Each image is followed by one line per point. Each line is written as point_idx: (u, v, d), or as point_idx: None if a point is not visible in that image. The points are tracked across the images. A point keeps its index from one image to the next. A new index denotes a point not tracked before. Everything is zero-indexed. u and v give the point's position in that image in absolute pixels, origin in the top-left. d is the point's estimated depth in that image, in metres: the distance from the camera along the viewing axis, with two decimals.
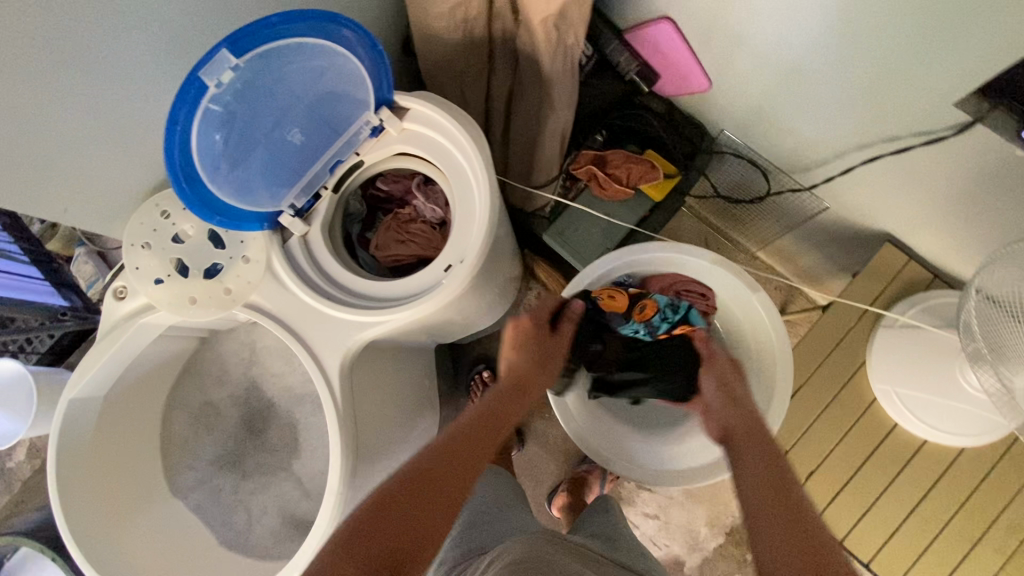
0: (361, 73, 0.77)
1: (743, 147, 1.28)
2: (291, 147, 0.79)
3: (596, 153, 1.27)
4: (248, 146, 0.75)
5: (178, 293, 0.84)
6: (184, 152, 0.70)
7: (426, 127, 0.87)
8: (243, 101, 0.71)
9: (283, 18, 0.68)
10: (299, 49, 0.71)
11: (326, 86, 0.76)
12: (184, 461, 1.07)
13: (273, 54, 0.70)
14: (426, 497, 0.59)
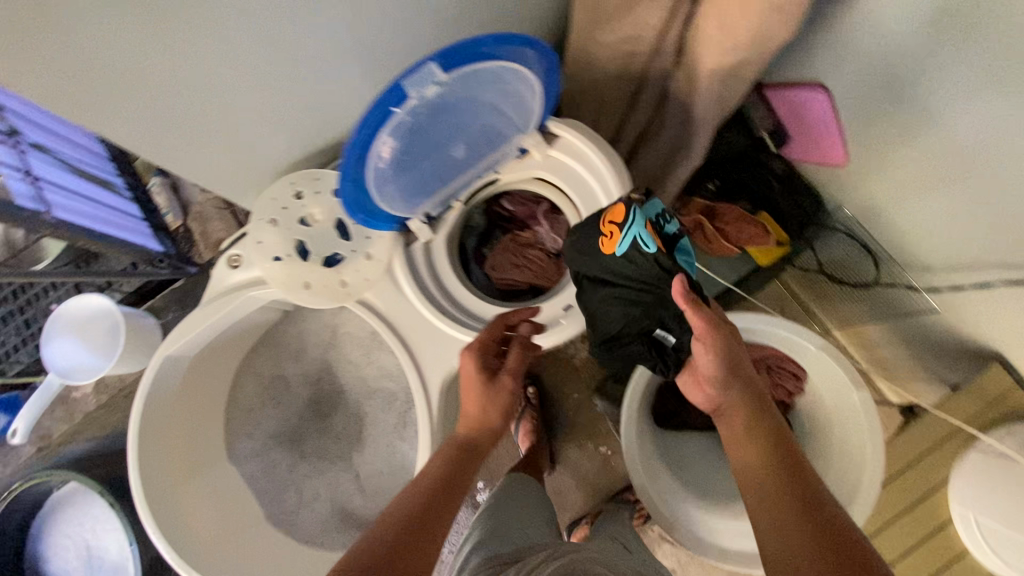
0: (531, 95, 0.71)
1: (858, 229, 1.22)
2: (449, 159, 0.73)
3: (707, 204, 1.23)
4: (415, 157, 0.68)
5: (294, 275, 0.82)
6: (360, 161, 0.63)
7: (573, 159, 0.84)
8: (429, 120, 0.63)
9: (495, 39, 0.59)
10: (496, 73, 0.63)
11: (500, 107, 0.70)
12: (245, 428, 1.06)
13: (473, 77, 0.61)
14: (424, 528, 0.60)
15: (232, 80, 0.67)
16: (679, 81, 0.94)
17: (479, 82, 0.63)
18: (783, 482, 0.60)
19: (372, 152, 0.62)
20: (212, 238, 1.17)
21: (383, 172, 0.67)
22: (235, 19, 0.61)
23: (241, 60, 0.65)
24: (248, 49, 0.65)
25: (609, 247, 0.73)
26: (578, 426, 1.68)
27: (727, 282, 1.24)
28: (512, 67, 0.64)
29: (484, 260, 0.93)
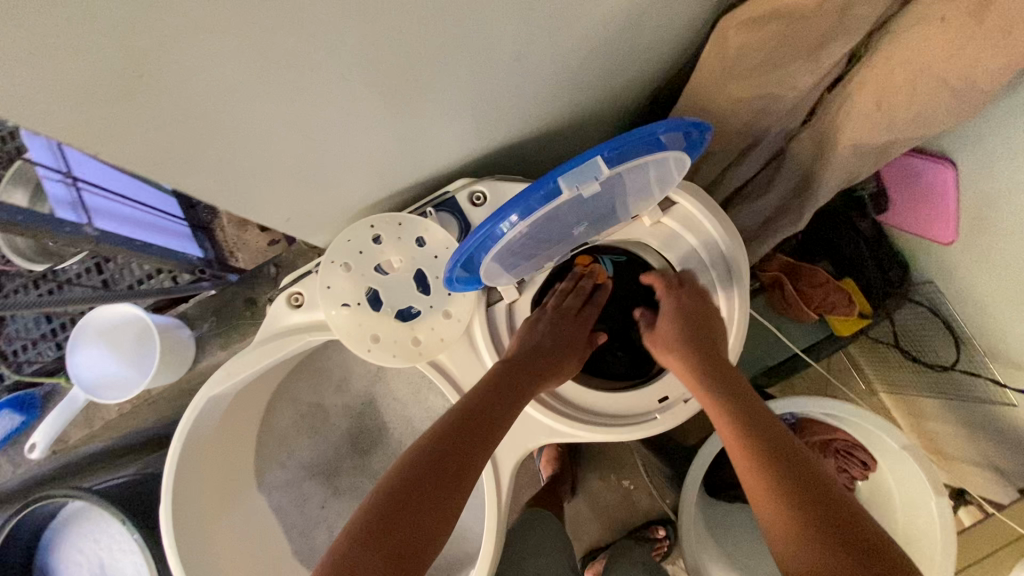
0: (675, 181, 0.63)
1: (945, 307, 1.14)
2: (566, 237, 0.65)
3: (791, 262, 1.14)
4: (539, 237, 0.61)
5: (361, 327, 0.73)
6: (481, 245, 0.58)
7: (687, 230, 0.75)
8: (569, 210, 0.57)
9: (670, 130, 0.53)
10: (656, 164, 0.57)
11: (637, 191, 0.62)
12: (277, 457, 0.99)
13: (631, 169, 0.55)
14: (443, 481, 0.60)
15: (335, 124, 0.57)
16: (803, 146, 0.85)
17: (633, 173, 0.56)
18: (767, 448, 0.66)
19: (504, 236, 0.56)
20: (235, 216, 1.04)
21: (504, 252, 0.60)
22: (359, 66, 0.50)
23: (352, 105, 0.55)
24: (363, 96, 0.55)
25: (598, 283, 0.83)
26: (602, 457, 1.63)
27: (797, 347, 1.15)
28: (674, 160, 0.57)
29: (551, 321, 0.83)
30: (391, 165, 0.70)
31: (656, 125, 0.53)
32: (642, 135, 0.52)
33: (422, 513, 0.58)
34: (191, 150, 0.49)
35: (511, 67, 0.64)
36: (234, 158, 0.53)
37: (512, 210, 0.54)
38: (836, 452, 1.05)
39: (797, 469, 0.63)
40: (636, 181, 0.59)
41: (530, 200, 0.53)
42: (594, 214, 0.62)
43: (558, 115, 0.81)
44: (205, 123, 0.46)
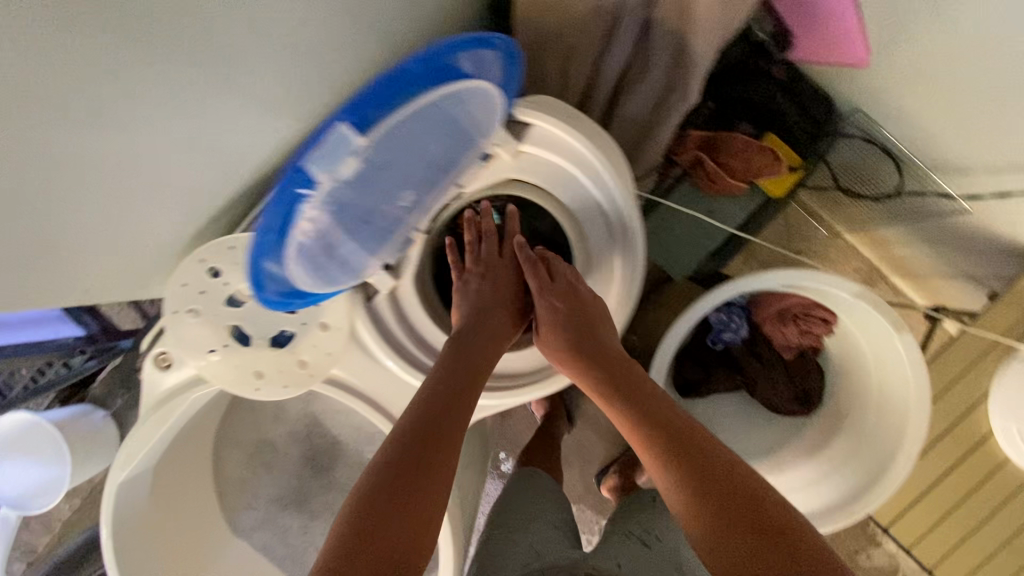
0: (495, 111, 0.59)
1: (879, 130, 1.05)
2: (401, 213, 0.63)
3: (706, 135, 1.05)
4: (352, 228, 0.57)
5: (239, 367, 0.66)
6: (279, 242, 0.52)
7: (551, 152, 0.65)
8: (359, 180, 0.53)
9: (417, 63, 0.50)
10: (432, 106, 0.54)
11: (447, 132, 0.58)
12: (244, 500, 0.96)
13: (398, 118, 0.51)
14: (422, 463, 0.54)
15: (69, 169, 0.47)
16: (665, 9, 0.75)
17: (407, 122, 0.53)
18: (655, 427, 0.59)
19: (289, 232, 0.52)
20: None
21: (318, 245, 0.55)
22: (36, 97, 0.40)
23: (72, 144, 0.45)
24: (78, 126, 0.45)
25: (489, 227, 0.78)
26: None
27: (735, 222, 1.08)
28: (453, 92, 0.54)
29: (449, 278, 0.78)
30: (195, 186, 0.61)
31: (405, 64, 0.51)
32: (391, 80, 0.50)
33: (419, 504, 0.52)
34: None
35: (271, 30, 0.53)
36: None
37: (296, 210, 0.50)
38: (793, 317, 1.00)
39: (688, 455, 0.56)
40: (426, 131, 0.56)
41: (296, 185, 0.50)
42: (405, 178, 0.58)
43: (380, 61, 0.70)
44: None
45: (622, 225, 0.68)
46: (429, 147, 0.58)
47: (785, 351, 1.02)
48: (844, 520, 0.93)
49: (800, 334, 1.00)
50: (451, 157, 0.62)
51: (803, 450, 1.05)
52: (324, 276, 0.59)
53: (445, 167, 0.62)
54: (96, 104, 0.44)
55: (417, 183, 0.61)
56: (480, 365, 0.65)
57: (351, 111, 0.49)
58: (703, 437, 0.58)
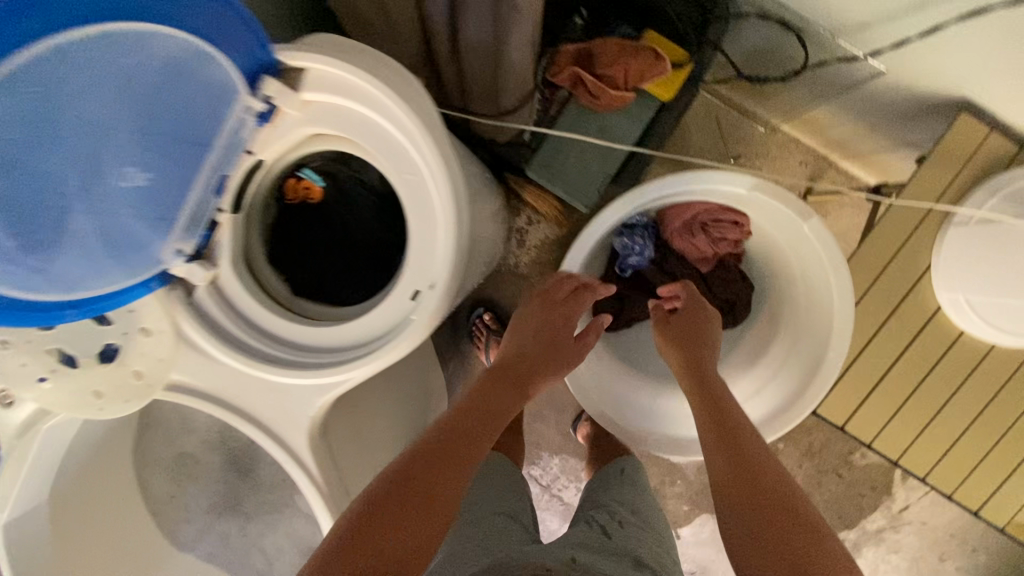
0: (190, 48, 0.49)
1: (772, 3, 0.94)
2: (160, 199, 0.54)
3: (580, 47, 0.95)
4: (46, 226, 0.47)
5: (74, 390, 0.63)
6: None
7: (333, 95, 0.57)
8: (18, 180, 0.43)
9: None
10: (81, 50, 0.42)
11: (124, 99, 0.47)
12: (178, 514, 0.96)
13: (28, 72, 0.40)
14: (446, 459, 0.60)
15: None
16: None
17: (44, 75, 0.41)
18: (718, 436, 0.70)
19: None
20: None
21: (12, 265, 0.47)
22: None
23: None
24: None
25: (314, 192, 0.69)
26: None
27: (632, 138, 0.99)
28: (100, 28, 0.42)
29: (289, 259, 0.71)
30: None
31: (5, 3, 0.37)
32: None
33: (428, 504, 0.56)
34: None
35: None
36: None
37: None
38: (703, 227, 0.93)
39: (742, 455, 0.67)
40: (95, 85, 0.44)
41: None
42: (105, 152, 0.48)
43: None
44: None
45: (425, 154, 0.58)
46: (118, 107, 0.47)
47: (697, 259, 0.97)
48: (784, 427, 0.87)
49: (712, 244, 0.94)
50: (195, 122, 0.53)
51: (743, 362, 0.99)
52: (50, 286, 0.51)
53: (171, 127, 0.51)
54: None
55: (141, 156, 0.51)
56: (521, 373, 0.76)
57: None
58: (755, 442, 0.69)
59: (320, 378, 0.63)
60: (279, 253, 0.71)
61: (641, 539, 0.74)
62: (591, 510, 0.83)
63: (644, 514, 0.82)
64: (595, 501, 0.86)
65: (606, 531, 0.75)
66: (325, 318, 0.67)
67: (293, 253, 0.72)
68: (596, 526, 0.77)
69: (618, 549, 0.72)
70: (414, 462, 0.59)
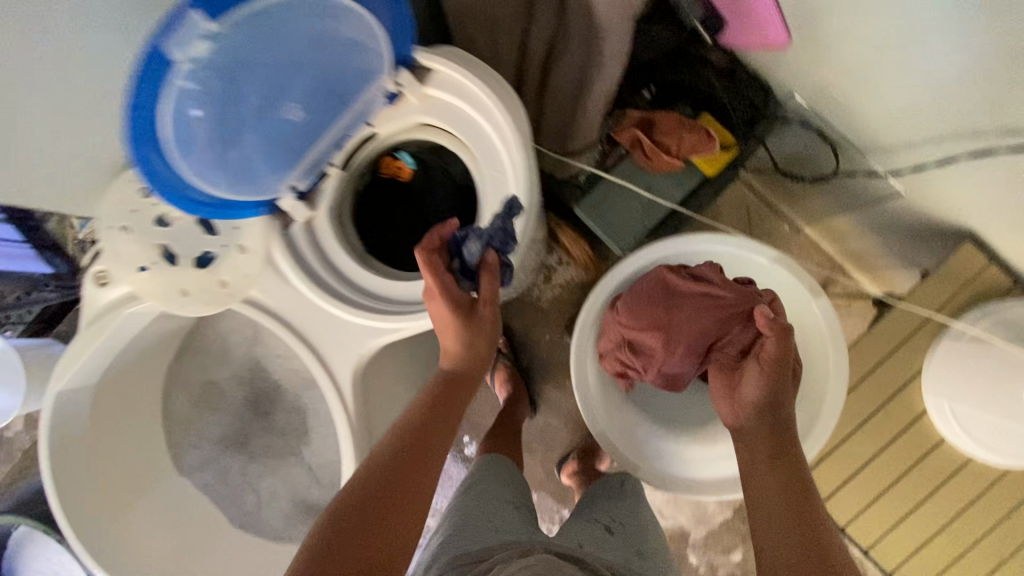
0: (366, 28, 0.65)
1: (812, 116, 1.10)
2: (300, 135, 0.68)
3: (644, 115, 1.11)
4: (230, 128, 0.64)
5: (165, 284, 0.73)
6: (154, 121, 0.61)
7: (453, 98, 0.72)
8: (214, 57, 0.60)
9: None
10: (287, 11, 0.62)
11: (293, 52, 0.64)
12: (190, 439, 1.01)
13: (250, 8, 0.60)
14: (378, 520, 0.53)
15: None
16: None
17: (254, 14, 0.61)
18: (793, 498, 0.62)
19: (165, 121, 0.61)
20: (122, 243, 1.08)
21: (189, 135, 0.62)
22: None
23: None
24: None
25: (406, 173, 0.83)
26: (554, 367, 1.64)
27: (673, 201, 1.12)
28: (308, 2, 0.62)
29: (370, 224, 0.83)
30: None
31: None
32: None
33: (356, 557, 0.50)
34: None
35: None
36: None
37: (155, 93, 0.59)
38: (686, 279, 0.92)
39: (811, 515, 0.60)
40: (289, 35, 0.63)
41: (147, 67, 0.58)
42: (278, 87, 0.65)
43: None
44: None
45: (512, 156, 0.71)
46: (298, 55, 0.64)
47: (723, 357, 0.87)
48: None
49: (721, 302, 0.89)
50: (345, 87, 0.68)
51: None
52: (214, 173, 0.65)
53: (327, 82, 0.67)
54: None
55: (302, 95, 0.66)
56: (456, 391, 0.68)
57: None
58: (819, 506, 0.61)
59: (373, 322, 0.73)
60: (364, 219, 0.83)
61: (641, 536, 0.86)
62: (595, 509, 0.92)
63: (646, 516, 0.92)
64: (600, 496, 0.96)
65: (610, 529, 0.85)
66: (394, 276, 0.78)
67: (373, 217, 0.84)
68: (601, 524, 0.86)
69: (620, 542, 0.82)
70: (352, 508, 0.54)
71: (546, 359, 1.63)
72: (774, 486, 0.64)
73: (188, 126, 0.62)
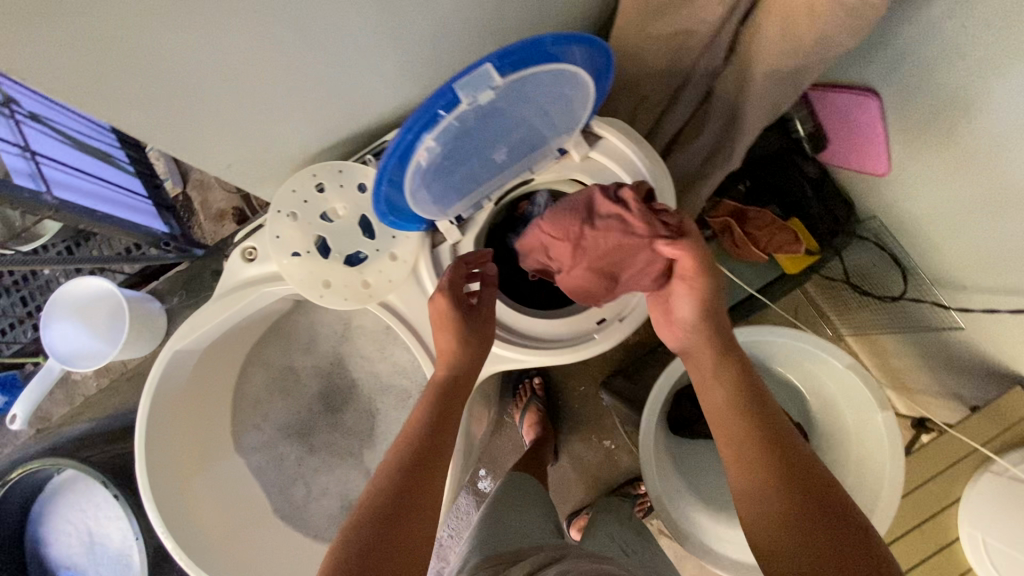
0: (587, 99, 0.66)
1: (890, 240, 1.19)
2: (487, 173, 0.71)
3: (738, 206, 1.19)
4: (451, 166, 0.64)
5: (312, 273, 0.77)
6: (401, 163, 0.58)
7: (613, 163, 0.79)
8: (480, 118, 0.57)
9: (561, 39, 0.54)
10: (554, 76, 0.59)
11: (535, 110, 0.63)
12: (254, 420, 1.02)
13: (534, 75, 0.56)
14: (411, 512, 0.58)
15: (264, 71, 0.61)
16: (728, 81, 0.88)
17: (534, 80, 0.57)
18: (759, 441, 0.64)
19: (415, 156, 0.58)
20: (214, 208, 1.08)
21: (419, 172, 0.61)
22: (271, 16, 0.55)
23: (280, 55, 0.60)
24: (288, 42, 0.59)
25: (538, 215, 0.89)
26: (583, 419, 1.66)
27: (751, 287, 1.21)
28: (574, 74, 0.59)
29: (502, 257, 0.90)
30: (328, 119, 0.75)
31: (548, 34, 0.54)
32: (534, 48, 0.54)
33: (401, 548, 0.55)
34: (108, 67, 0.51)
35: (429, 20, 0.69)
36: (160, 104, 0.58)
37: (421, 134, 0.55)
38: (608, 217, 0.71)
39: (772, 449, 0.63)
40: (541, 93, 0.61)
41: (420, 120, 0.54)
42: (504, 135, 0.64)
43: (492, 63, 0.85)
44: (111, 33, 0.47)
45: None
46: (533, 109, 0.63)
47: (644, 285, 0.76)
48: None
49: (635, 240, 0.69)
50: (542, 138, 0.70)
51: None
52: (416, 197, 0.66)
53: (535, 136, 0.68)
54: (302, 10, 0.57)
55: (512, 143, 0.67)
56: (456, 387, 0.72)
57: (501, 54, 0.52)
58: (784, 428, 0.66)
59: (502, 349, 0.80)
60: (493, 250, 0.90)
61: None
62: None
63: None
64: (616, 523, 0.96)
65: None
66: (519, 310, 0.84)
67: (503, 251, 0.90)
68: None
69: None
70: (382, 504, 0.58)
71: (577, 410, 1.66)
72: (743, 437, 0.65)
73: (423, 162, 0.59)
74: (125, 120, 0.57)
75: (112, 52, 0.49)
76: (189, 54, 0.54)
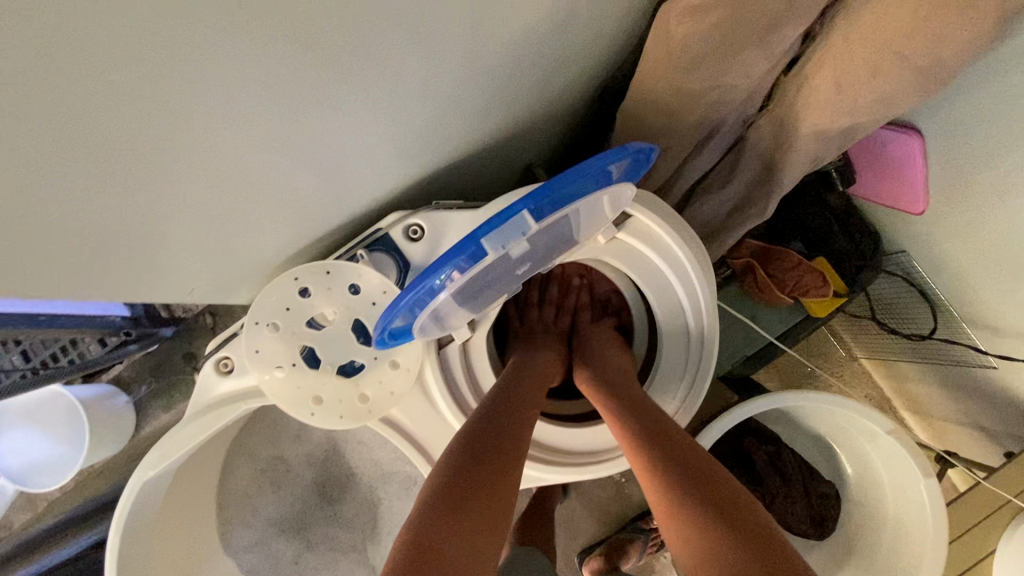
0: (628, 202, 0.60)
1: (918, 274, 1.11)
2: (511, 285, 0.64)
3: (761, 245, 1.10)
4: (475, 289, 0.57)
5: (301, 389, 0.66)
6: (414, 299, 0.52)
7: (643, 245, 0.68)
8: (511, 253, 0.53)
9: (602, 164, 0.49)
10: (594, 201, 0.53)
11: (571, 227, 0.58)
12: (243, 517, 0.91)
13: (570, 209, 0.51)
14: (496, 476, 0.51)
15: (233, 184, 0.49)
16: (762, 135, 0.78)
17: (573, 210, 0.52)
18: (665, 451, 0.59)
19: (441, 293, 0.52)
20: None
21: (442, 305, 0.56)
22: (238, 132, 0.43)
23: (251, 166, 0.48)
24: (259, 152, 0.47)
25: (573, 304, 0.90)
26: None
27: (772, 334, 1.13)
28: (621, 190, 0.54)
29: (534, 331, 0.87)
30: (312, 211, 0.63)
31: (591, 164, 0.48)
32: (573, 176, 0.48)
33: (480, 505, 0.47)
34: (26, 231, 0.38)
35: (428, 99, 0.57)
36: (100, 243, 0.45)
37: (435, 271, 0.49)
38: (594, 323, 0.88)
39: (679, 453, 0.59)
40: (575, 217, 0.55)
41: (455, 259, 0.49)
42: (533, 255, 0.58)
43: (498, 126, 0.73)
44: (24, 201, 0.35)
45: (705, 328, 0.72)
46: (567, 227, 0.57)
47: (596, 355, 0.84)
48: None
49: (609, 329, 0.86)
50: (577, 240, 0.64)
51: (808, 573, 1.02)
52: (431, 323, 0.59)
53: (567, 244, 0.63)
54: (276, 125, 0.45)
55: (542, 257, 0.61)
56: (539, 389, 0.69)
57: (539, 197, 0.48)
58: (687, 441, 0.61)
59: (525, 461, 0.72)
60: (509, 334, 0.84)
61: None
62: None
63: None
64: None
65: None
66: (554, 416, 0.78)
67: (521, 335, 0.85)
68: None
69: None
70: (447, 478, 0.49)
71: None
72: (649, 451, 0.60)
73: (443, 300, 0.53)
74: (57, 273, 0.45)
75: (33, 221, 0.38)
76: (139, 197, 0.42)
